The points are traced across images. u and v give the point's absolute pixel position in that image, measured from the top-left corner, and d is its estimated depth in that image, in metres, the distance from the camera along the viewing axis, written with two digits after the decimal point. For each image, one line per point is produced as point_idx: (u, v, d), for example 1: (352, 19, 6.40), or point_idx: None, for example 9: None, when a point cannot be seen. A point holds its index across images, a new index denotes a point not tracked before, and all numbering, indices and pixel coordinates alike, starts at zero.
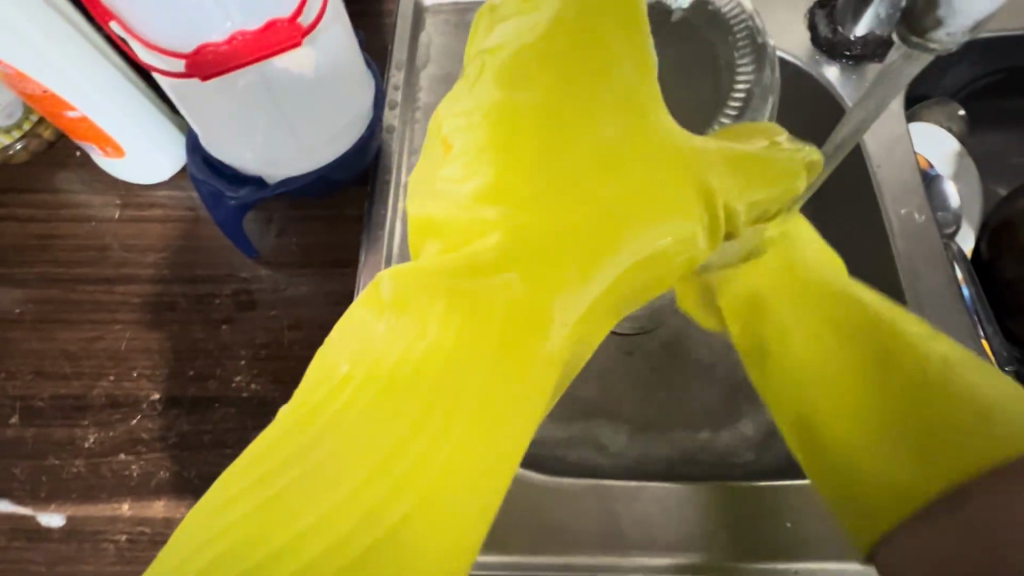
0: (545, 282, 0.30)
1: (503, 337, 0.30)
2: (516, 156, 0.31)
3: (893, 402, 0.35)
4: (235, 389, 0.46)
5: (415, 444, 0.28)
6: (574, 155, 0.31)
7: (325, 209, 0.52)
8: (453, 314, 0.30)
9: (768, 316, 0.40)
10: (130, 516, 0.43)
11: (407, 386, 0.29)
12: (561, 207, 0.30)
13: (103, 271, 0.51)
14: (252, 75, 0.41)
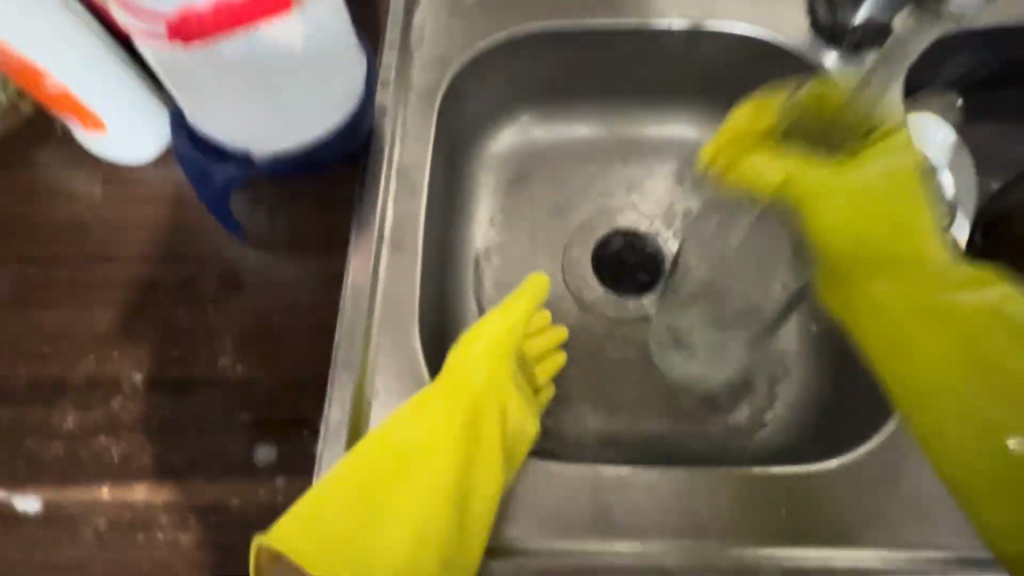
0: (496, 368, 0.46)
1: (476, 410, 0.44)
2: (473, 356, 0.45)
3: (974, 339, 0.35)
4: (221, 371, 0.45)
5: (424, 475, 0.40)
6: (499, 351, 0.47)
7: (314, 190, 0.51)
8: (447, 402, 0.43)
9: (861, 264, 0.40)
10: (110, 500, 0.41)
11: (411, 432, 0.41)
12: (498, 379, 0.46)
13: (86, 250, 0.50)
14: (241, 47, 0.38)
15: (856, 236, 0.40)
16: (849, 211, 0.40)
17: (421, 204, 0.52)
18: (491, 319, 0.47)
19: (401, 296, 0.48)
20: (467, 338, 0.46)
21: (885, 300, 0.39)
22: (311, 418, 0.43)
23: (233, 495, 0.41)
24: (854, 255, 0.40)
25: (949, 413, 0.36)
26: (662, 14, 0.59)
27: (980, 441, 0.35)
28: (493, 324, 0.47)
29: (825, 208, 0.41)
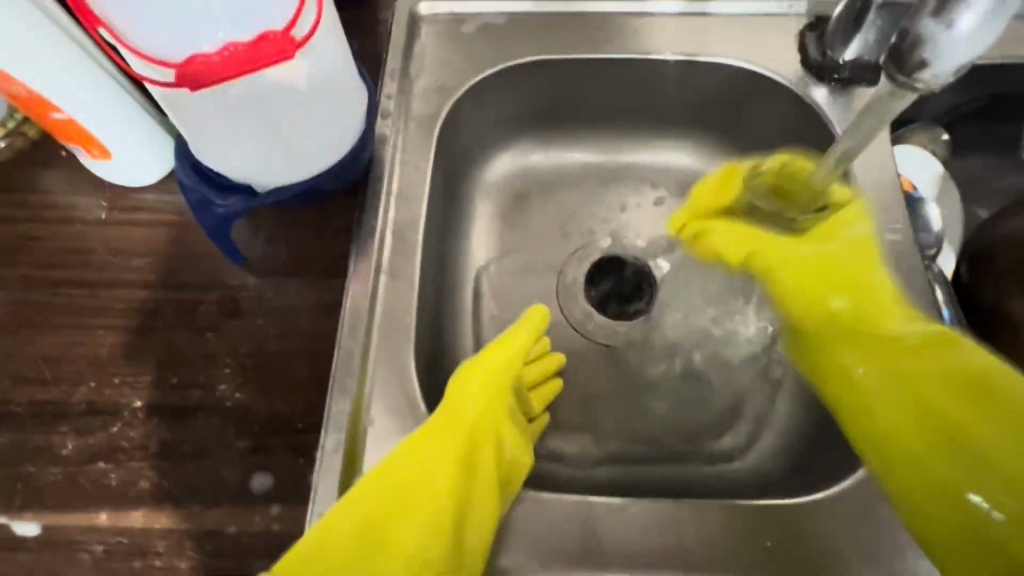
0: (490, 409, 0.46)
1: (468, 451, 0.44)
2: (466, 399, 0.46)
3: (941, 400, 0.37)
4: (219, 398, 0.46)
5: (415, 517, 0.40)
6: (493, 394, 0.47)
7: (316, 218, 0.52)
8: (443, 440, 0.44)
9: (835, 325, 0.43)
10: (107, 526, 0.42)
11: (411, 465, 0.42)
12: (495, 420, 0.47)
13: (88, 275, 0.51)
14: (245, 85, 0.39)
15: (832, 305, 0.43)
16: (815, 274, 0.45)
17: (419, 232, 0.52)
18: (483, 360, 0.48)
19: (398, 323, 0.49)
20: (458, 382, 0.47)
21: (863, 377, 0.41)
22: (308, 446, 0.44)
23: (230, 523, 0.42)
24: (830, 326, 0.43)
25: (912, 475, 0.37)
26: (656, 49, 0.61)
27: (953, 505, 0.35)
28: (486, 366, 0.48)
29: (789, 277, 0.45)
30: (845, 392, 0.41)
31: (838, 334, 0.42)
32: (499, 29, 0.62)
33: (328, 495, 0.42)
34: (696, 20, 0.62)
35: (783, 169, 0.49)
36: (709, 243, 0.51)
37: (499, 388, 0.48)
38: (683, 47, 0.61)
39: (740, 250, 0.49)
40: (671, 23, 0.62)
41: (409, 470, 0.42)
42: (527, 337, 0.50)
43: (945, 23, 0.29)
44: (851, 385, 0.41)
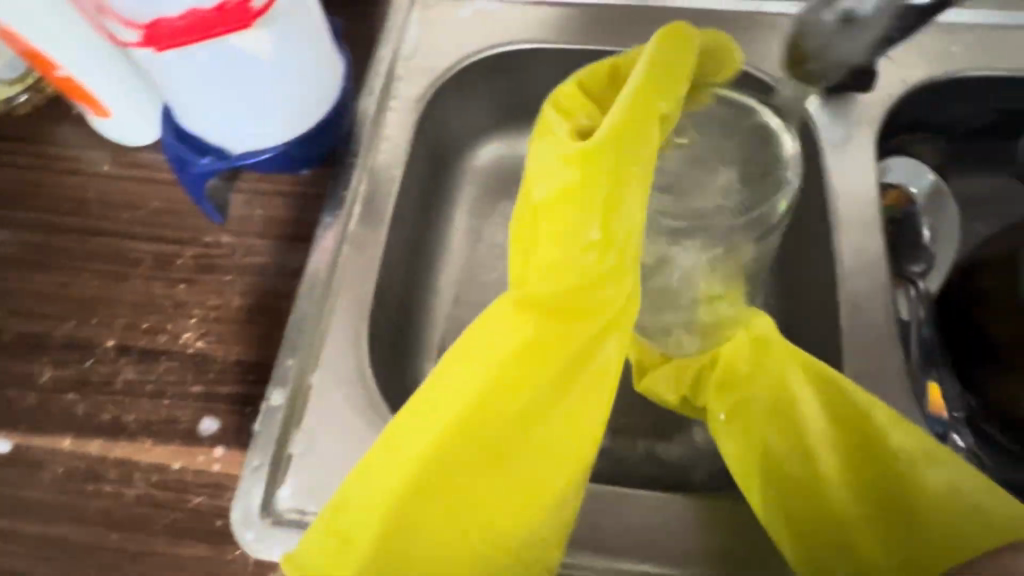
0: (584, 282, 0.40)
1: (579, 341, 0.40)
2: (542, 227, 0.41)
3: (862, 463, 0.40)
4: (183, 345, 0.49)
5: (499, 409, 0.39)
6: (568, 253, 0.40)
7: (292, 185, 0.55)
8: (542, 329, 0.40)
9: (752, 379, 0.43)
10: (69, 451, 0.46)
11: (527, 373, 0.39)
12: (591, 294, 0.40)
13: (83, 222, 0.55)
14: (207, 53, 0.41)
15: (729, 395, 0.44)
16: (734, 358, 0.44)
17: (388, 207, 0.55)
18: (563, 153, 0.41)
19: (356, 290, 0.51)
20: (577, 184, 0.40)
21: (784, 451, 0.41)
22: (256, 397, 0.47)
23: (175, 460, 0.45)
24: (767, 404, 0.42)
25: (828, 540, 0.39)
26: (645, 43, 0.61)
27: (854, 570, 0.38)
28: (569, 153, 0.41)
29: (747, 356, 0.44)
30: (791, 514, 0.40)
31: (772, 450, 0.41)
32: (493, 15, 0.63)
33: (267, 442, 0.45)
34: (689, 16, 0.62)
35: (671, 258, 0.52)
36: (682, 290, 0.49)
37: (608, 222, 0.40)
38: None
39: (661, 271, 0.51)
40: (663, 19, 0.62)
41: (489, 404, 0.39)
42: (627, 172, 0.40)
43: None
44: (747, 456, 0.42)
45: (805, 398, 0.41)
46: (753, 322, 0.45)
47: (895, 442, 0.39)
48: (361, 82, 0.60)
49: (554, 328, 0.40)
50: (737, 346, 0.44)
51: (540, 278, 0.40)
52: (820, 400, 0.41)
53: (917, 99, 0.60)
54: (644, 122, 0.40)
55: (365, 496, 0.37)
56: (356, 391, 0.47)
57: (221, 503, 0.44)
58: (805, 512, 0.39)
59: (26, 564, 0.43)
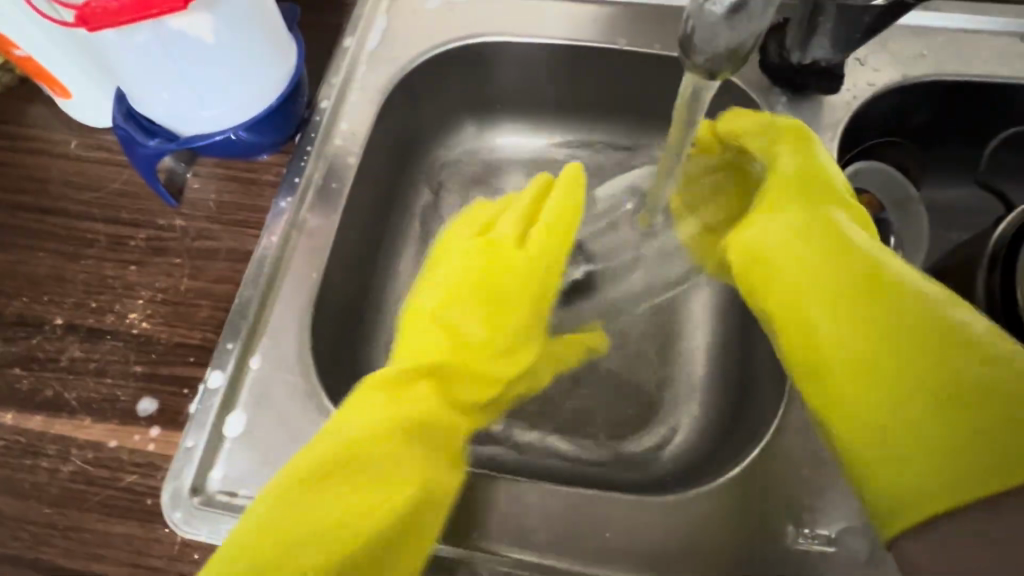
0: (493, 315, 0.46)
1: (480, 367, 0.44)
2: (421, 325, 0.46)
3: (960, 362, 0.33)
4: (128, 325, 0.50)
5: (406, 452, 0.39)
6: (466, 308, 0.45)
7: (248, 171, 0.55)
8: (422, 370, 0.43)
9: (782, 257, 0.42)
10: (11, 425, 0.46)
11: (401, 401, 0.41)
12: (480, 346, 0.45)
13: (42, 202, 0.55)
14: (146, 34, 0.41)
15: (779, 260, 0.42)
16: (786, 236, 0.42)
17: (340, 196, 0.55)
18: (466, 254, 0.48)
19: (302, 278, 0.51)
20: (501, 242, 0.48)
21: (831, 331, 0.37)
22: (194, 379, 0.47)
23: (112, 438, 0.46)
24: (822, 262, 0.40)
25: (890, 429, 0.33)
26: (612, 38, 0.61)
27: (925, 474, 0.31)
28: (477, 253, 0.48)
29: (798, 232, 0.42)
30: (841, 414, 0.35)
31: (825, 292, 0.38)
32: (461, 7, 0.63)
33: (201, 425, 0.45)
34: (657, 12, 0.61)
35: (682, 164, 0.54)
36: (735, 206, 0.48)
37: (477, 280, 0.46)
38: (640, 39, 0.60)
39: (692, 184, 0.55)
40: (631, 15, 0.61)
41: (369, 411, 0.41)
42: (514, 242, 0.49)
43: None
44: (794, 301, 0.39)
45: (868, 267, 0.38)
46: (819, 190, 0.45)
47: (993, 343, 0.34)
48: (325, 70, 0.60)
49: (485, 342, 0.45)
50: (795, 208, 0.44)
51: (462, 327, 0.45)
52: (886, 268, 0.38)
53: (885, 104, 0.59)
54: (571, 219, 0.51)
55: (273, 515, 0.35)
56: (294, 377, 0.48)
57: (152, 482, 0.44)
58: (872, 407, 0.34)
59: None
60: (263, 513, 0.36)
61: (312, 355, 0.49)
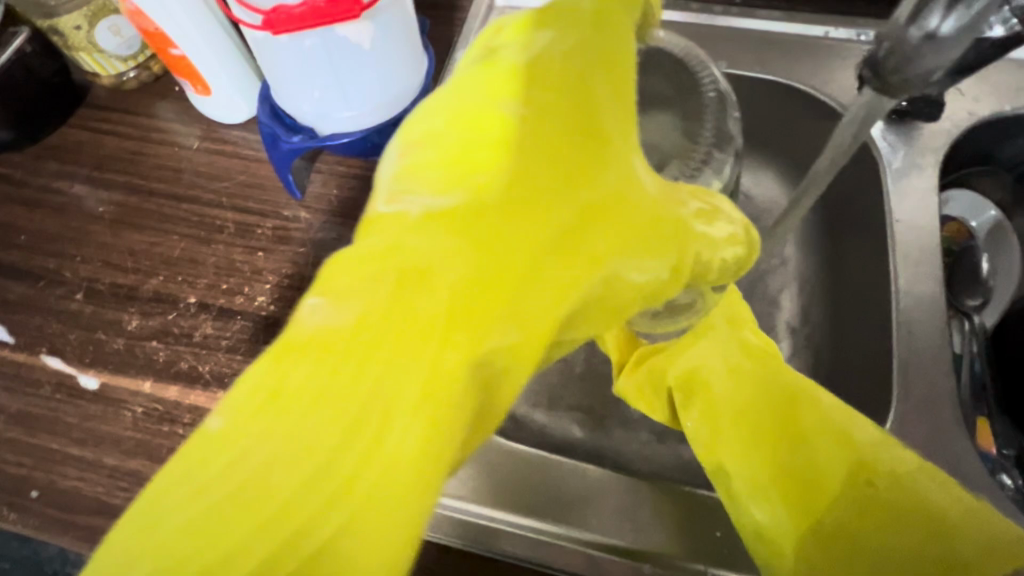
0: (405, 340, 0.24)
1: (430, 418, 0.24)
2: (278, 407, 0.23)
3: (833, 505, 0.38)
4: (257, 307, 0.53)
5: (346, 461, 0.23)
6: (303, 408, 0.23)
7: (367, 170, 0.59)
8: (313, 387, 0.23)
9: (798, 440, 0.41)
10: (150, 393, 0.50)
11: (297, 388, 0.23)
12: (369, 405, 0.24)
13: (176, 189, 0.60)
14: (314, 38, 0.45)
15: (797, 445, 0.41)
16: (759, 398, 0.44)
17: None
18: (400, 222, 0.26)
19: None
20: (399, 212, 0.27)
21: (787, 480, 0.40)
22: None
23: None
24: (848, 537, 0.37)
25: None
26: (713, 60, 0.63)
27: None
28: (419, 217, 0.27)
29: (777, 411, 0.43)
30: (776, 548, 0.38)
31: (814, 502, 0.38)
32: None
33: None
34: (760, 37, 0.64)
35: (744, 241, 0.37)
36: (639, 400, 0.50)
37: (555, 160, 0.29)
38: (742, 63, 0.63)
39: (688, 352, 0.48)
40: (731, 38, 0.64)
41: (318, 386, 0.23)
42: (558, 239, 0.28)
43: (923, 27, 0.32)
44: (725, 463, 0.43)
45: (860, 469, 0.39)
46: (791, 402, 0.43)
47: (912, 488, 0.37)
48: (440, 77, 0.64)
49: (433, 255, 0.25)
50: (757, 458, 0.41)
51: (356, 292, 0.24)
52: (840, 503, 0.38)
53: (984, 135, 0.61)
54: (483, 140, 0.29)
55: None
56: None
57: None
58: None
59: (103, 490, 0.46)
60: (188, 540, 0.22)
61: None
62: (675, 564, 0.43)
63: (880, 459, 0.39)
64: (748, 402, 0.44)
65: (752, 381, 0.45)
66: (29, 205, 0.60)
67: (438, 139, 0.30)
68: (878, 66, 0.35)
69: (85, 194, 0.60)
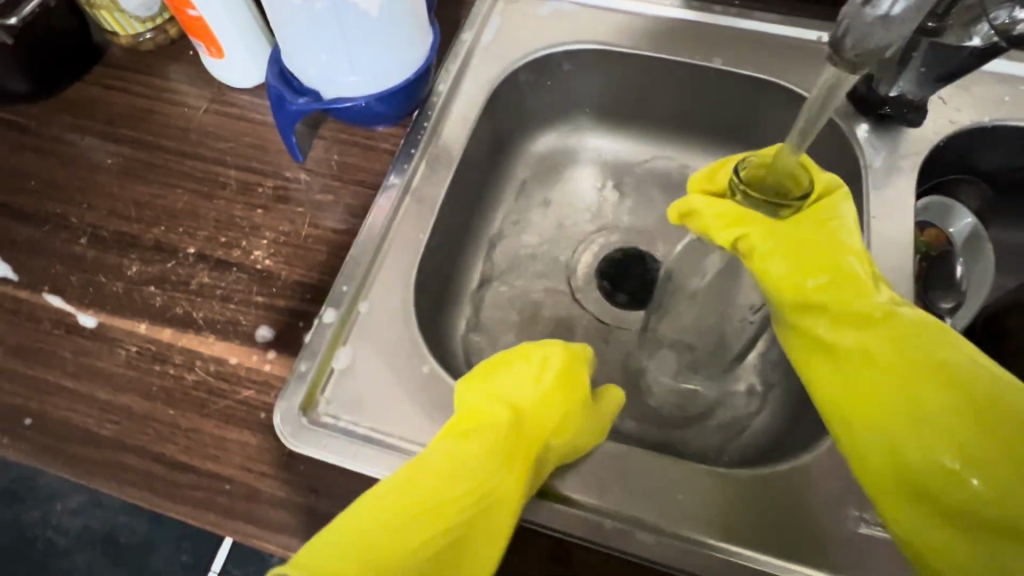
0: (477, 500, 0.43)
1: (485, 515, 0.42)
2: (420, 479, 0.43)
3: (939, 400, 0.38)
4: (253, 261, 0.55)
5: (431, 523, 0.41)
6: (417, 485, 0.42)
7: (368, 139, 0.61)
8: (446, 480, 0.43)
9: (841, 322, 0.43)
10: (144, 334, 0.52)
11: (444, 467, 0.43)
12: (490, 521, 0.42)
13: (183, 147, 0.62)
14: (326, 3, 0.48)
15: (827, 331, 0.43)
16: (796, 252, 0.45)
17: (449, 169, 0.60)
18: (465, 429, 0.46)
19: (410, 238, 0.56)
20: (512, 438, 0.45)
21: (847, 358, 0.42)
22: (308, 314, 0.52)
23: (232, 356, 0.50)
24: (870, 386, 0.41)
25: (935, 479, 0.37)
26: (708, 57, 0.66)
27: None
28: (476, 424, 0.46)
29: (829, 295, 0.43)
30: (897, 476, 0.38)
31: (884, 392, 0.40)
32: (570, 16, 0.69)
33: (314, 354, 0.50)
34: (754, 37, 0.66)
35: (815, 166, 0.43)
36: (692, 228, 0.48)
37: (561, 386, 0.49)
38: (736, 61, 0.65)
39: (735, 230, 0.45)
40: (728, 38, 0.67)
41: (429, 475, 0.43)
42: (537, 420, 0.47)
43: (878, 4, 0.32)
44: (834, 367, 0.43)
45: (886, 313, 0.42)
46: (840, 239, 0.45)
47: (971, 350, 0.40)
48: (444, 57, 0.66)
49: (474, 465, 0.43)
50: (864, 373, 0.41)
51: (424, 483, 0.43)
52: (917, 330, 0.41)
53: (966, 143, 0.63)
54: (542, 394, 0.48)
55: None
56: (396, 325, 0.52)
57: (268, 398, 0.49)
58: (951, 490, 0.37)
59: (92, 422, 0.48)
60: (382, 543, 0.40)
61: (414, 305, 0.53)
62: (640, 523, 0.44)
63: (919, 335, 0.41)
64: (834, 251, 0.44)
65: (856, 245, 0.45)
66: (41, 153, 0.62)
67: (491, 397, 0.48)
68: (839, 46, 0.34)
69: (95, 146, 0.63)
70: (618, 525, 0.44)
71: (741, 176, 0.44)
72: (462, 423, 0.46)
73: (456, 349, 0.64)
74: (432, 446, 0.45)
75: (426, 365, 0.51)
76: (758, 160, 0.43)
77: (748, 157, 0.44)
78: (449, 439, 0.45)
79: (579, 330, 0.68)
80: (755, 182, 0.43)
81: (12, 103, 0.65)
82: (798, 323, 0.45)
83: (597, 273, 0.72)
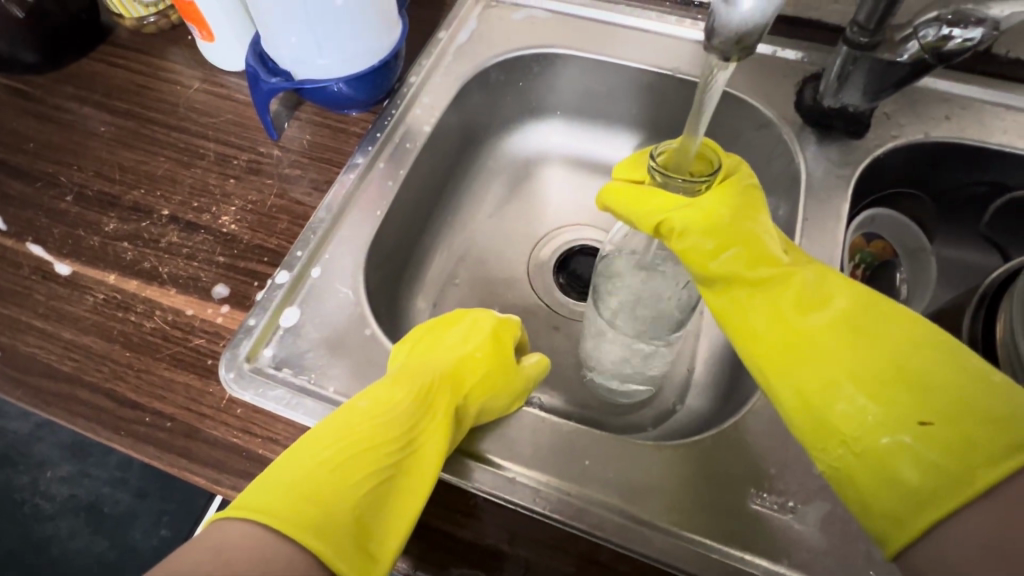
0: (409, 440, 0.48)
1: (417, 452, 0.47)
2: (354, 422, 0.47)
3: (846, 351, 0.43)
4: (219, 224, 0.59)
5: (369, 457, 0.46)
6: (354, 424, 0.47)
7: (340, 122, 0.66)
8: (378, 422, 0.47)
9: (761, 291, 0.47)
10: (112, 284, 0.56)
11: (378, 409, 0.48)
12: (421, 458, 0.47)
13: (171, 120, 0.67)
14: None
15: (750, 301, 0.47)
16: (717, 228, 0.48)
17: (411, 153, 0.64)
18: (398, 379, 0.51)
19: (368, 213, 0.60)
20: (439, 387, 0.51)
21: (765, 327, 0.46)
22: (262, 276, 0.56)
23: (189, 307, 0.54)
24: (790, 349, 0.45)
25: (854, 421, 0.41)
26: (668, 64, 0.69)
27: (922, 470, 0.38)
28: (408, 375, 0.51)
29: (746, 262, 0.48)
30: (819, 428, 0.42)
31: (801, 355, 0.44)
32: (541, 21, 0.74)
33: (263, 311, 0.54)
34: None
35: (720, 149, 0.47)
36: (618, 211, 0.51)
37: (486, 347, 0.55)
38: (695, 69, 0.69)
39: (657, 212, 0.48)
40: (689, 46, 0.70)
41: (365, 414, 0.48)
42: (466, 370, 0.54)
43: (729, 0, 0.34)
44: (754, 337, 0.47)
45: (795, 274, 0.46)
46: (750, 210, 0.49)
47: (869, 296, 0.45)
48: (420, 53, 0.71)
49: (406, 407, 0.49)
50: (779, 338, 0.46)
51: (360, 424, 0.47)
52: (810, 282, 0.46)
53: (909, 158, 0.65)
54: (465, 352, 0.55)
55: (339, 508, 0.43)
56: (343, 290, 0.56)
57: (215, 347, 0.52)
58: (848, 417, 0.41)
59: (54, 358, 0.52)
60: (323, 474, 0.44)
61: (364, 270, 0.57)
62: (553, 485, 0.47)
63: (824, 292, 0.46)
64: (747, 223, 0.48)
65: (761, 215, 0.49)
66: (43, 119, 0.68)
67: (419, 357, 0.53)
68: (710, 37, 0.36)
69: (91, 115, 0.68)
70: (536, 486, 0.47)
71: (659, 159, 0.47)
72: (395, 374, 0.51)
73: (410, 326, 0.68)
74: (365, 395, 0.49)
75: (368, 329, 0.54)
76: (673, 144, 0.47)
77: (664, 144, 0.47)
78: (382, 387, 0.50)
79: (533, 317, 0.71)
80: (671, 165, 0.47)
81: (22, 73, 0.71)
82: (724, 295, 0.49)
83: (557, 270, 0.75)
